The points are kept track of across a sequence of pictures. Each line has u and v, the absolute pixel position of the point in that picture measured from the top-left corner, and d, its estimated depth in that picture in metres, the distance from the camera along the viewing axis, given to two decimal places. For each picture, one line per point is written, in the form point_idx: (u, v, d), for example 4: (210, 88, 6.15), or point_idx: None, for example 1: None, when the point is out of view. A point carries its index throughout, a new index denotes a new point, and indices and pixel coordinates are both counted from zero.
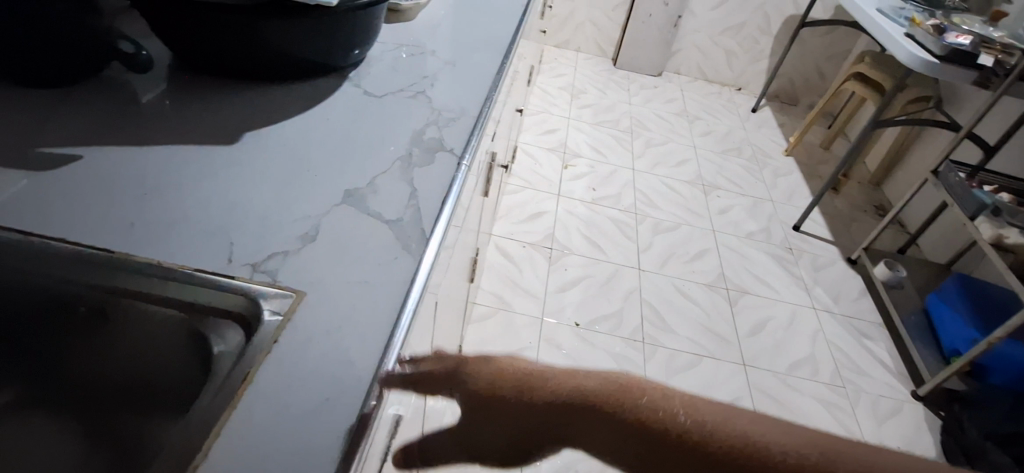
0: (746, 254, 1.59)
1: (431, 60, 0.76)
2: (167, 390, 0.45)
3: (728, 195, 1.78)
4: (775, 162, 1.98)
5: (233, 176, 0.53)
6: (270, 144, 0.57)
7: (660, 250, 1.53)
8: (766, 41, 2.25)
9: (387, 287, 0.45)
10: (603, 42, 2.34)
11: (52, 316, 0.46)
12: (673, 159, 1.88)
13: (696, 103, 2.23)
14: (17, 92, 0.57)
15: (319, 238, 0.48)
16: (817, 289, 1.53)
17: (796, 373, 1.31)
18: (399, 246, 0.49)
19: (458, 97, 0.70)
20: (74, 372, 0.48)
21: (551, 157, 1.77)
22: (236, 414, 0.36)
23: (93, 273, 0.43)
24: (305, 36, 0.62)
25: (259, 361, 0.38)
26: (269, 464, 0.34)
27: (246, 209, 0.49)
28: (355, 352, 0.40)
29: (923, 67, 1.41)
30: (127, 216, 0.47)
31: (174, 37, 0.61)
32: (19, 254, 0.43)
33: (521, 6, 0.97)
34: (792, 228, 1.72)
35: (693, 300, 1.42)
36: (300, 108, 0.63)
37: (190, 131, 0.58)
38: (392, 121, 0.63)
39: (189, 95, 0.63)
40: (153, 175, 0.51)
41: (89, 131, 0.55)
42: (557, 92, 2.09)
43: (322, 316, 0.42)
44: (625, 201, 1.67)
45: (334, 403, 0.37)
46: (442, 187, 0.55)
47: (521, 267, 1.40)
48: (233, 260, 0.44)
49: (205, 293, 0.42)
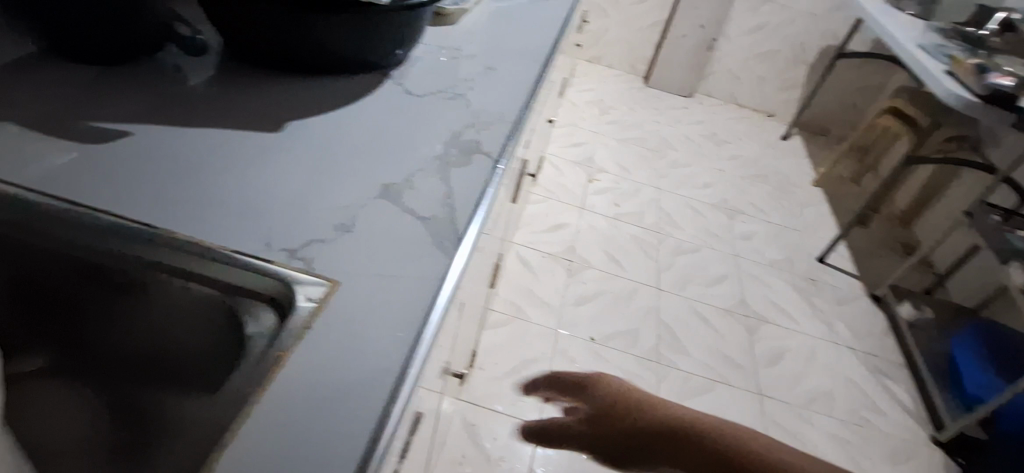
0: (767, 282, 1.56)
1: (471, 64, 0.77)
2: (188, 368, 0.45)
3: (753, 221, 1.76)
4: (802, 191, 1.96)
5: (275, 163, 0.54)
6: (311, 134, 0.58)
7: (680, 271, 1.52)
8: (801, 70, 2.24)
9: (420, 283, 0.45)
10: (636, 60, 2.34)
11: (85, 287, 0.46)
12: (698, 181, 1.86)
13: (725, 126, 2.22)
14: (77, 68, 0.59)
15: (355, 229, 0.48)
16: (838, 323, 1.50)
17: (813, 407, 1.28)
18: (433, 243, 0.49)
19: (496, 102, 0.70)
20: (96, 345, 0.49)
21: (576, 170, 1.77)
22: (268, 396, 0.36)
23: (133, 246, 0.44)
24: (354, 32, 0.63)
25: (292, 345, 0.39)
26: (298, 448, 0.34)
27: (285, 196, 0.50)
28: (386, 344, 0.41)
29: (962, 106, 1.38)
30: (171, 194, 0.48)
31: (229, 27, 0.62)
32: (64, 223, 0.44)
33: (562, 16, 0.98)
34: (816, 259, 1.69)
35: (711, 324, 1.40)
36: (342, 101, 0.65)
37: (235, 117, 0.59)
38: (431, 121, 0.63)
39: (236, 82, 0.64)
40: (199, 157, 0.53)
41: (141, 109, 0.56)
42: (586, 106, 2.10)
43: (354, 306, 0.42)
44: (648, 219, 1.66)
45: (364, 393, 0.38)
46: (477, 188, 0.56)
47: (539, 276, 1.40)
48: (271, 245, 0.45)
49: (243, 274, 0.43)
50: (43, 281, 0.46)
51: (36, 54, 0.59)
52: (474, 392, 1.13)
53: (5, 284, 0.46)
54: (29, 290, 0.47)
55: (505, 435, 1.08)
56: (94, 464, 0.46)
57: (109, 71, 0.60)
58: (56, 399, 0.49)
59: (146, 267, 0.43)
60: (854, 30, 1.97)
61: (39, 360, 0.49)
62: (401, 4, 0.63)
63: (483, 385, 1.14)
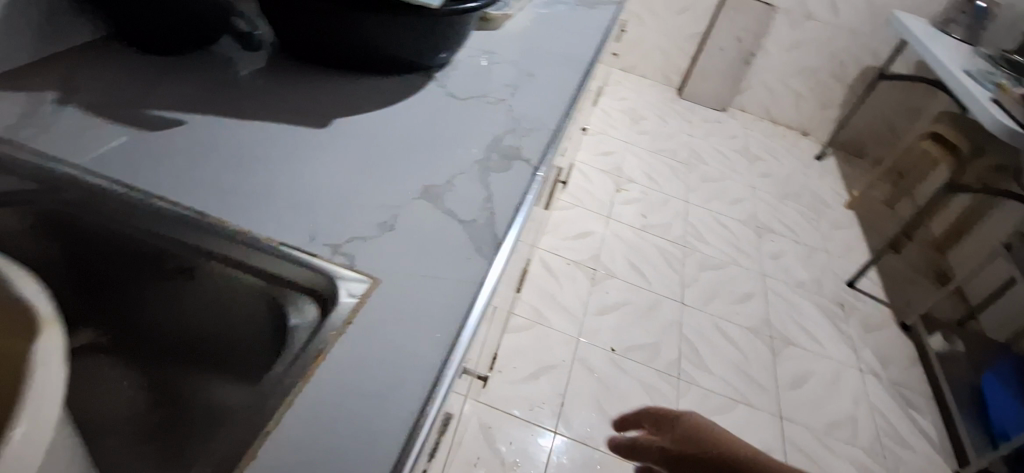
0: (793, 303, 1.53)
1: (514, 70, 0.78)
2: (232, 354, 0.47)
3: (781, 240, 1.73)
4: (834, 213, 1.92)
5: (321, 159, 0.55)
6: (356, 132, 0.59)
7: (705, 286, 1.50)
8: (839, 89, 2.20)
9: (458, 286, 0.46)
10: (670, 71, 2.33)
11: (140, 268, 0.48)
12: (728, 196, 1.84)
13: (758, 142, 2.19)
14: (136, 56, 0.61)
15: (396, 228, 0.49)
16: (865, 350, 1.47)
17: (834, 433, 1.25)
18: (472, 247, 0.49)
19: (537, 109, 0.71)
20: (147, 324, 0.51)
21: (605, 178, 1.76)
22: (309, 388, 0.37)
23: (184, 232, 0.45)
24: (403, 34, 0.64)
25: (333, 339, 0.39)
26: (336, 441, 0.35)
27: (330, 192, 0.51)
28: (423, 345, 0.41)
29: (1007, 135, 1.34)
30: (221, 184, 0.49)
31: (282, 24, 0.64)
32: (120, 205, 0.46)
33: (605, 26, 0.98)
34: (846, 283, 1.65)
35: (734, 343, 1.38)
36: (387, 101, 0.66)
37: (284, 111, 0.60)
38: (473, 125, 0.64)
39: (285, 77, 0.66)
40: (249, 148, 0.54)
41: (194, 99, 0.58)
42: (617, 114, 2.09)
43: (393, 305, 0.43)
44: (674, 232, 1.64)
45: (401, 392, 0.38)
46: (516, 194, 0.56)
47: (562, 283, 1.39)
48: (316, 239, 0.46)
49: (289, 266, 0.43)
50: (102, 257, 0.48)
51: (99, 41, 0.61)
52: (491, 394, 1.13)
53: (66, 264, 0.48)
54: (87, 266, 0.49)
55: (521, 440, 1.08)
56: (126, 443, 0.46)
57: (166, 59, 0.62)
58: (96, 375, 0.49)
59: (198, 255, 0.45)
60: (897, 51, 1.93)
61: (88, 336, 0.50)
62: (450, 9, 0.63)
63: (501, 388, 1.15)
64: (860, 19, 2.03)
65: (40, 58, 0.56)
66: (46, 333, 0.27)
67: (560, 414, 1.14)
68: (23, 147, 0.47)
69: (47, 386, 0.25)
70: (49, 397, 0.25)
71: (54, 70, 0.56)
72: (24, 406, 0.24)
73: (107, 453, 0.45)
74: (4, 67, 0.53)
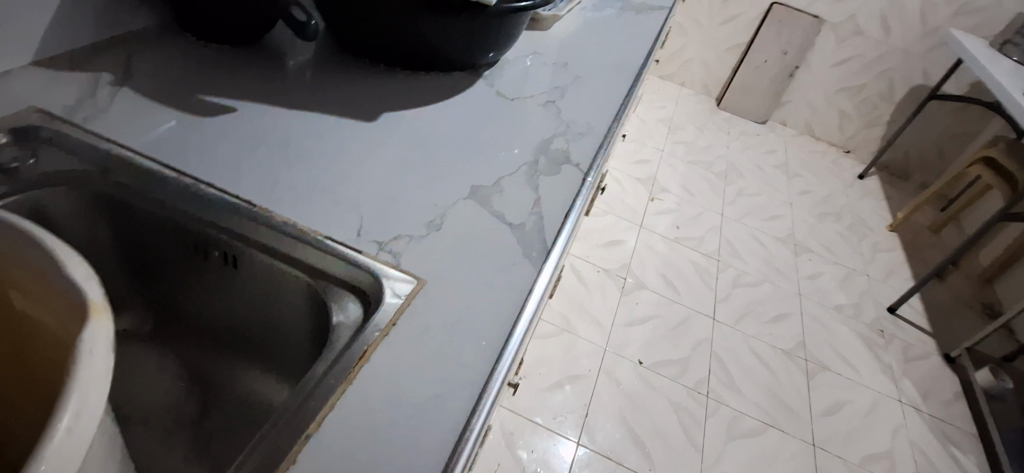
0: (831, 328, 1.48)
1: (563, 72, 0.76)
2: (273, 348, 0.46)
3: (820, 261, 1.67)
4: (876, 235, 1.85)
5: (369, 153, 0.54)
6: (403, 128, 0.58)
7: (738, 304, 1.46)
8: (887, 108, 2.12)
9: (506, 292, 0.44)
10: (710, 81, 2.28)
11: (182, 257, 0.47)
12: (765, 212, 1.79)
13: (798, 158, 2.12)
14: (190, 43, 0.61)
15: (443, 228, 0.47)
16: (905, 381, 1.41)
17: (869, 466, 1.19)
18: (521, 252, 0.48)
19: (586, 113, 0.69)
20: (187, 313, 0.51)
21: (638, 187, 1.73)
22: (350, 391, 0.35)
23: (228, 221, 0.44)
24: (458, 32, 0.63)
25: (376, 341, 0.38)
26: (377, 449, 0.33)
27: (377, 187, 0.50)
28: (469, 352, 0.40)
29: None
30: (269, 174, 0.48)
31: (335, 17, 0.63)
32: (168, 190, 0.45)
33: (655, 32, 0.96)
34: (886, 309, 1.59)
35: (766, 364, 1.33)
36: (435, 98, 0.64)
37: (332, 103, 0.60)
38: (519, 126, 0.62)
39: (334, 69, 0.65)
40: (297, 139, 0.53)
41: (245, 88, 0.58)
42: (653, 123, 2.06)
43: (439, 308, 0.41)
44: (709, 246, 1.60)
45: (445, 400, 0.37)
46: (566, 200, 0.54)
47: (591, 291, 1.37)
48: (361, 235, 0.45)
49: (334, 261, 0.42)
50: (145, 244, 0.48)
51: (155, 25, 0.61)
52: (515, 400, 1.12)
53: (113, 246, 0.48)
54: (132, 254, 0.49)
55: (543, 448, 1.05)
56: (170, 432, 0.47)
57: (218, 49, 0.62)
58: (141, 362, 0.50)
59: (244, 245, 0.44)
60: (952, 72, 1.85)
61: (132, 323, 0.51)
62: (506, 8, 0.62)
63: (526, 395, 1.13)
64: (913, 37, 1.95)
65: (98, 40, 0.56)
66: (95, 319, 0.26)
67: (584, 425, 1.11)
68: (76, 128, 0.47)
69: (93, 376, 0.24)
70: (95, 388, 0.24)
71: (109, 52, 0.56)
72: (70, 396, 0.23)
73: (149, 437, 0.47)
74: (63, 48, 0.53)
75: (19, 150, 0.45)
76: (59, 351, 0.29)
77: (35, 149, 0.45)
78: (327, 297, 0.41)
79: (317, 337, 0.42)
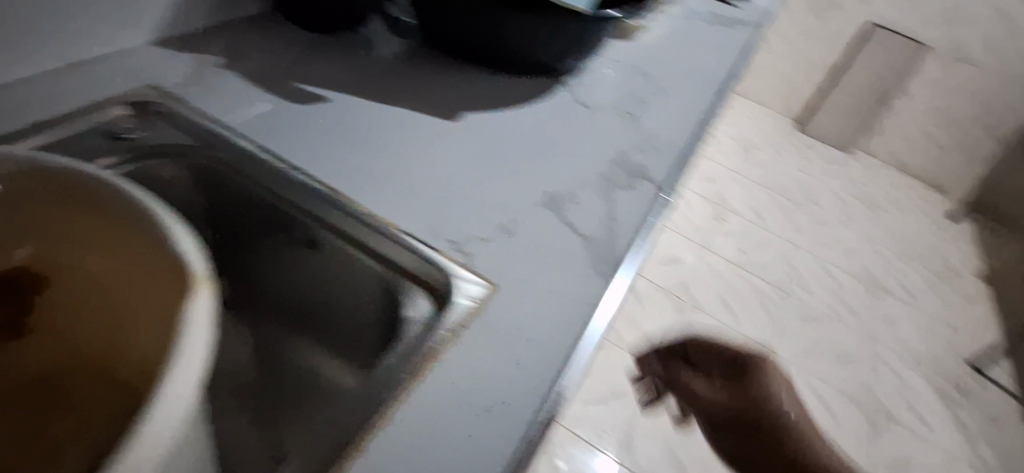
0: (902, 376, 1.37)
1: (644, 83, 0.74)
2: (343, 334, 0.48)
3: (895, 303, 1.56)
4: (962, 282, 1.71)
5: (447, 151, 0.55)
6: (481, 129, 0.59)
7: (800, 338, 1.38)
8: (989, 144, 1.95)
9: (574, 305, 0.44)
10: (791, 101, 2.18)
11: (267, 235, 0.50)
12: (839, 244, 1.69)
13: (881, 191, 1.99)
14: (289, 30, 0.64)
15: (516, 233, 0.47)
16: (981, 443, 1.29)
17: None
18: (591, 264, 0.47)
19: (666, 127, 0.67)
20: (264, 289, 0.53)
21: (703, 205, 1.68)
22: (419, 386, 0.36)
23: (314, 207, 0.46)
24: (545, 35, 0.63)
25: (446, 340, 0.38)
26: (439, 448, 0.34)
27: (454, 186, 0.51)
28: (534, 362, 0.39)
29: None
30: (353, 164, 0.50)
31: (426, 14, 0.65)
32: (261, 172, 0.47)
33: (743, 47, 0.92)
34: (966, 363, 1.46)
35: (825, 405, 1.26)
36: (515, 101, 0.65)
37: (416, 98, 0.61)
38: (596, 137, 0.61)
39: (420, 64, 0.66)
40: (380, 131, 0.55)
41: (336, 77, 0.60)
42: (726, 141, 1.99)
43: (507, 314, 0.42)
44: (773, 274, 1.53)
45: (507, 409, 0.37)
46: (639, 215, 0.53)
47: (644, 307, 1.34)
48: (437, 233, 0.46)
49: (410, 256, 0.43)
50: (235, 220, 0.50)
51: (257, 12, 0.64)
52: None
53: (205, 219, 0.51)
54: (222, 228, 0.52)
55: (580, 460, 1.04)
56: (241, 401, 0.50)
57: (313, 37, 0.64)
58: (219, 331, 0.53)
59: (324, 229, 0.46)
60: None
61: None
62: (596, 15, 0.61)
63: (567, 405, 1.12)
64: None
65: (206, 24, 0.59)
66: (199, 291, 0.28)
67: (624, 443, 1.09)
68: (186, 105, 0.50)
69: (194, 345, 0.26)
70: (196, 356, 0.26)
71: (215, 36, 0.59)
72: (175, 362, 0.25)
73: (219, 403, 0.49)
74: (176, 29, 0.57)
75: (136, 121, 0.48)
76: (161, 316, 0.31)
77: (148, 119, 0.49)
78: (399, 289, 0.42)
79: (383, 324, 0.43)
